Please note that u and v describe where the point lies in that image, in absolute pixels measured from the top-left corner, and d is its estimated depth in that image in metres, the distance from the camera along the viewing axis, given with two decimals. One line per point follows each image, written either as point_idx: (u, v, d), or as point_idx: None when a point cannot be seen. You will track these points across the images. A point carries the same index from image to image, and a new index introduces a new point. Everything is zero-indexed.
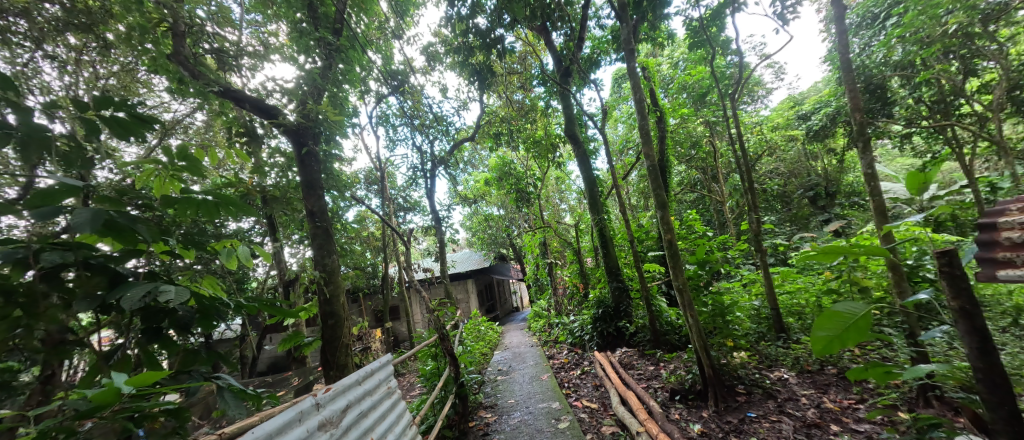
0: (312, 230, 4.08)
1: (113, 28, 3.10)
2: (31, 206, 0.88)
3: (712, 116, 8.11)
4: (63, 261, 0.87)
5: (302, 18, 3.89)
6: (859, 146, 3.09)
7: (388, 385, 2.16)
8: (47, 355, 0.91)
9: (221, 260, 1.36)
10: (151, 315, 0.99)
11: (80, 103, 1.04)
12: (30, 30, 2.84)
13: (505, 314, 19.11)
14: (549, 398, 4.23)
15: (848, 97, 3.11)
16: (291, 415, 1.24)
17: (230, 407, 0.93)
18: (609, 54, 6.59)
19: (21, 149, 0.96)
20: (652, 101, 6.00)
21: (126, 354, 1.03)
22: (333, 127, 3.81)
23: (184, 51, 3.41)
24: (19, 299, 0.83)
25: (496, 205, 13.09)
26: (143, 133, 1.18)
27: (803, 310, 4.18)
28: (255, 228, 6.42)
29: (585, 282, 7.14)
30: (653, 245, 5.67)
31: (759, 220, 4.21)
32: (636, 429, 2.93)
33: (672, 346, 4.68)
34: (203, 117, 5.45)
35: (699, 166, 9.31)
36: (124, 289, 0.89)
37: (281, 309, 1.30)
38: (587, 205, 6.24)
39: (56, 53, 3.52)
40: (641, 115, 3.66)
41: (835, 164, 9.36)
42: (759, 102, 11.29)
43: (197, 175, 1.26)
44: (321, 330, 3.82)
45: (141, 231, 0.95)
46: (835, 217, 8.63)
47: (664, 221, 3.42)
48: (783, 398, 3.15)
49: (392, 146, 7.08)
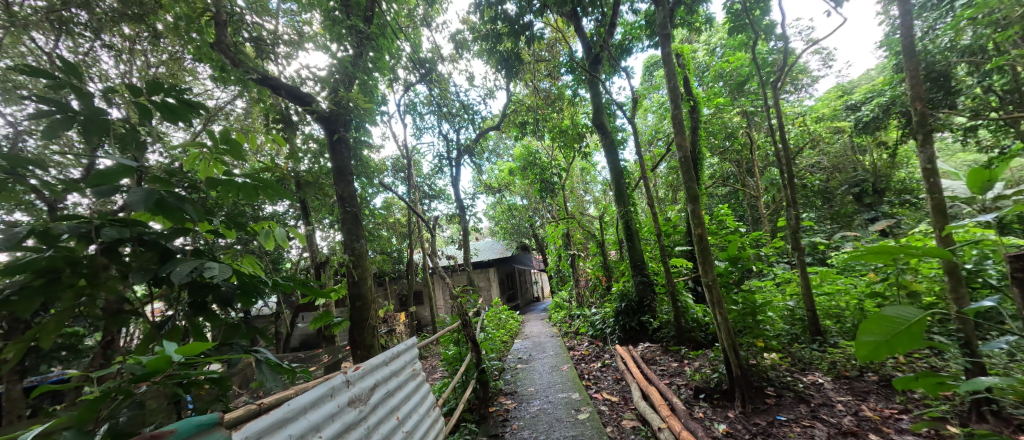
0: (342, 214, 4.20)
1: (163, 19, 3.26)
2: (92, 185, 0.95)
3: (750, 106, 7.73)
4: (120, 237, 0.94)
5: (334, 7, 3.97)
6: (918, 139, 2.82)
7: (413, 367, 2.23)
8: (106, 322, 0.99)
9: (260, 240, 1.45)
10: (198, 289, 1.06)
11: (134, 89, 1.11)
12: (92, 20, 3.09)
13: (526, 304, 19.16)
14: (568, 389, 4.24)
15: (908, 84, 2.84)
16: (323, 391, 1.27)
17: (267, 379, 1.00)
18: (641, 41, 6.34)
19: (84, 132, 1.04)
20: (686, 90, 5.76)
21: (176, 325, 1.11)
22: (363, 115, 3.91)
23: (225, 40, 3.53)
24: (82, 269, 0.89)
25: (519, 195, 13.10)
26: (190, 118, 1.25)
27: (842, 314, 3.96)
28: (290, 212, 6.69)
29: (608, 275, 7.07)
30: (681, 240, 5.55)
31: (799, 217, 3.96)
32: (657, 425, 2.89)
33: (698, 344, 4.57)
34: (242, 104, 5.70)
35: (733, 159, 8.93)
36: (172, 264, 0.95)
37: (314, 288, 1.36)
38: (613, 196, 6.10)
39: (112, 43, 3.78)
40: (674, 104, 3.50)
41: (886, 159, 8.68)
42: (802, 91, 10.62)
43: (237, 159, 1.32)
44: (350, 311, 3.96)
45: (187, 210, 1.01)
46: (882, 216, 7.95)
47: (694, 215, 3.29)
48: (817, 403, 3.02)
49: (419, 134, 7.18)
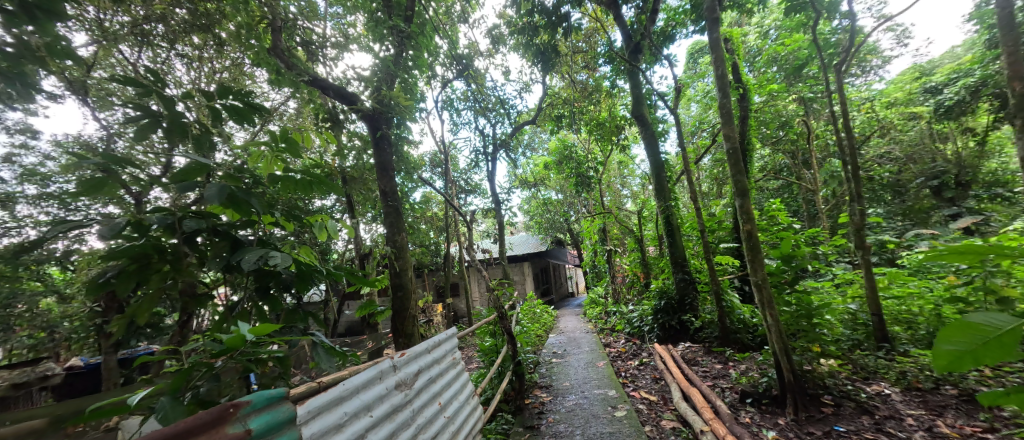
0: (384, 208, 4.38)
1: (226, 27, 3.53)
2: (175, 180, 1.06)
3: (809, 91, 7.13)
4: (199, 227, 1.05)
5: (377, 8, 4.12)
6: (1015, 124, 2.47)
7: (453, 356, 2.30)
8: (185, 302, 1.13)
9: (315, 232, 1.56)
10: (263, 276, 1.17)
11: (208, 94, 1.23)
12: (168, 32, 3.42)
13: (560, 299, 19.03)
14: (605, 385, 4.19)
15: (1003, 62, 2.48)
16: (373, 374, 1.35)
17: (322, 360, 1.09)
18: (686, 27, 6.02)
19: (168, 133, 1.17)
20: (735, 77, 5.42)
21: (244, 308, 1.23)
22: (404, 112, 4.03)
23: (280, 45, 3.78)
24: (168, 256, 1.00)
25: (554, 189, 13.00)
26: (254, 119, 1.36)
27: (915, 320, 3.58)
28: (336, 206, 7.08)
29: (647, 271, 6.87)
30: (726, 236, 5.27)
31: (864, 212, 3.62)
32: (699, 427, 2.79)
33: (744, 346, 4.35)
34: (294, 104, 6.09)
35: (787, 150, 8.30)
36: (241, 253, 1.05)
37: (361, 278, 1.44)
38: (653, 191, 5.90)
39: (185, 52, 4.17)
40: (721, 93, 3.31)
41: (972, 147, 7.68)
42: (870, 74, 9.63)
43: (295, 156, 1.43)
44: (391, 301, 4.13)
45: (254, 203, 1.11)
46: (967, 212, 7.05)
47: (742, 210, 3.11)
48: (882, 416, 2.77)
49: (456, 130, 7.31)
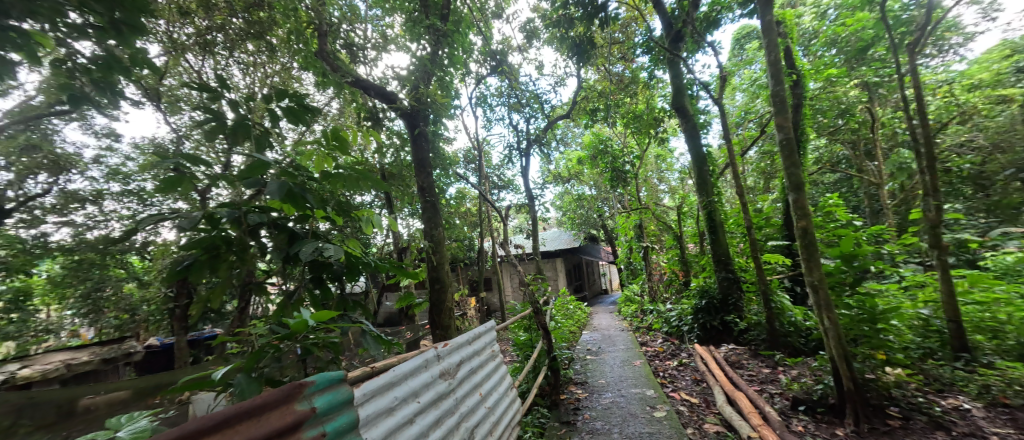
0: (422, 204, 4.51)
1: (277, 34, 3.75)
2: (241, 177, 1.15)
3: (873, 75, 6.49)
4: (261, 221, 1.13)
5: (415, 8, 4.21)
6: None
7: (492, 349, 2.34)
8: (249, 290, 1.23)
9: (362, 225, 1.63)
10: (317, 267, 1.24)
11: (268, 97, 1.32)
12: (227, 40, 3.70)
13: (593, 295, 18.73)
14: (642, 385, 4.09)
15: None
16: (419, 362, 1.40)
17: (370, 347, 1.15)
18: (732, 10, 5.66)
19: (233, 135, 1.27)
20: (787, 63, 5.04)
21: (300, 296, 1.31)
22: (440, 108, 4.11)
23: (326, 49, 3.97)
24: (235, 247, 1.09)
25: (588, 184, 12.77)
26: (308, 119, 1.44)
27: (1002, 328, 3.17)
28: (376, 202, 7.37)
29: (686, 269, 6.61)
30: (775, 233, 4.95)
31: (941, 208, 3.26)
32: (746, 433, 2.66)
33: (796, 350, 4.08)
34: (337, 105, 6.38)
35: (846, 140, 7.63)
36: (299, 245, 1.12)
37: (403, 271, 1.50)
38: (694, 185, 5.64)
39: (241, 58, 4.48)
40: (773, 80, 3.09)
41: None
42: (949, 53, 8.60)
43: (344, 153, 1.50)
44: (429, 293, 4.26)
45: (309, 199, 1.17)
46: None
47: (796, 206, 2.90)
48: (960, 432, 2.49)
49: (489, 126, 7.36)
